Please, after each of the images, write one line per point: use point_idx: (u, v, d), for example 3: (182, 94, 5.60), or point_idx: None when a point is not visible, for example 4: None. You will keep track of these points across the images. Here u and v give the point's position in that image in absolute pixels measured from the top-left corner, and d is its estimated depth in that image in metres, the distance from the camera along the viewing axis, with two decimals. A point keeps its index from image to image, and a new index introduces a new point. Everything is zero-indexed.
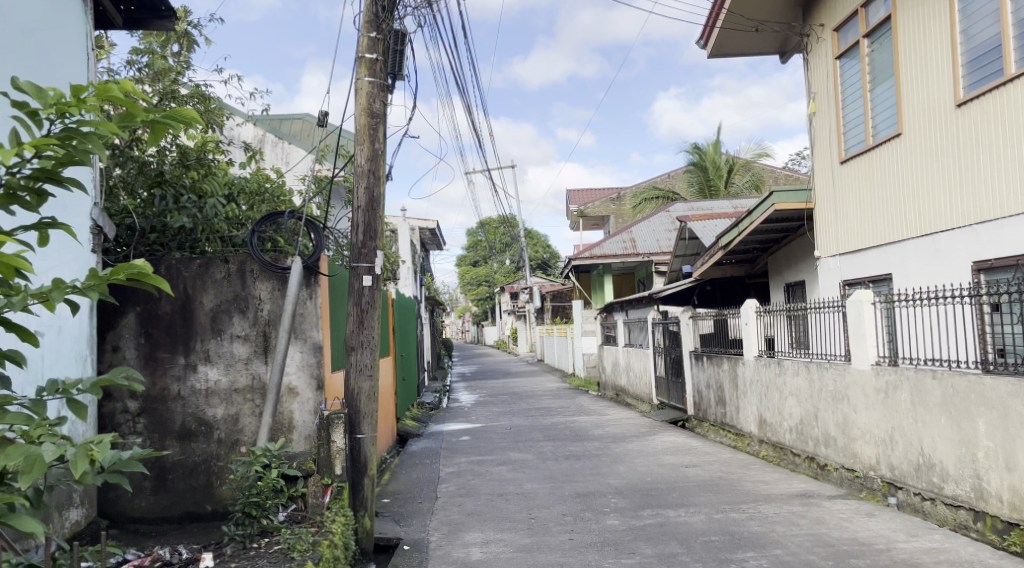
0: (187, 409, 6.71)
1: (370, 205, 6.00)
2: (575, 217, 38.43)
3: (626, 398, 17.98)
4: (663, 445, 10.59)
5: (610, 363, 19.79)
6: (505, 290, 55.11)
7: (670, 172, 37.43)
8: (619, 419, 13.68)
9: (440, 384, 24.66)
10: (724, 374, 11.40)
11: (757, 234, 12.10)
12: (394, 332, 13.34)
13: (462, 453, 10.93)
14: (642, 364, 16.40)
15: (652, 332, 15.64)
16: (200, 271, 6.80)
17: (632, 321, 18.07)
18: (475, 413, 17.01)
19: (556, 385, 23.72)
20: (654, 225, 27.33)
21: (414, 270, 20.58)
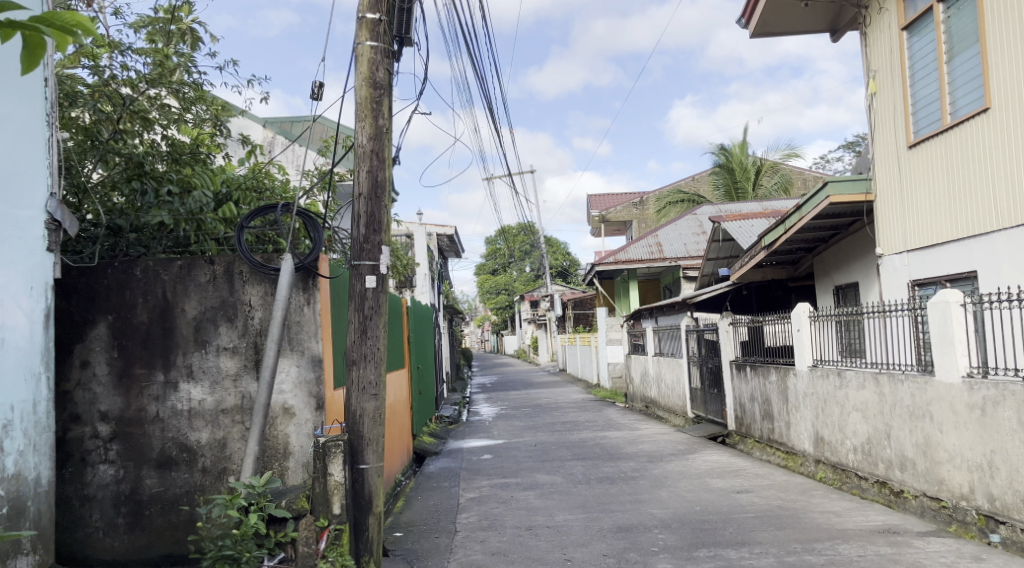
0: (166, 434, 5.80)
1: (374, 191, 5.09)
2: (597, 223, 37.42)
3: (657, 410, 16.94)
4: (707, 465, 9.55)
5: (639, 373, 18.76)
6: (525, 298, 54.20)
7: (695, 176, 36.39)
8: (653, 435, 12.65)
9: (459, 396, 23.69)
10: (772, 386, 10.35)
11: (804, 232, 11.06)
12: (410, 342, 12.43)
13: (484, 474, 9.97)
14: (674, 375, 15.35)
15: (686, 339, 14.59)
16: (181, 274, 5.91)
17: (662, 329, 17.03)
18: (497, 427, 16.04)
19: (581, 396, 22.71)
20: (681, 228, 26.28)
21: (431, 278, 19.68)
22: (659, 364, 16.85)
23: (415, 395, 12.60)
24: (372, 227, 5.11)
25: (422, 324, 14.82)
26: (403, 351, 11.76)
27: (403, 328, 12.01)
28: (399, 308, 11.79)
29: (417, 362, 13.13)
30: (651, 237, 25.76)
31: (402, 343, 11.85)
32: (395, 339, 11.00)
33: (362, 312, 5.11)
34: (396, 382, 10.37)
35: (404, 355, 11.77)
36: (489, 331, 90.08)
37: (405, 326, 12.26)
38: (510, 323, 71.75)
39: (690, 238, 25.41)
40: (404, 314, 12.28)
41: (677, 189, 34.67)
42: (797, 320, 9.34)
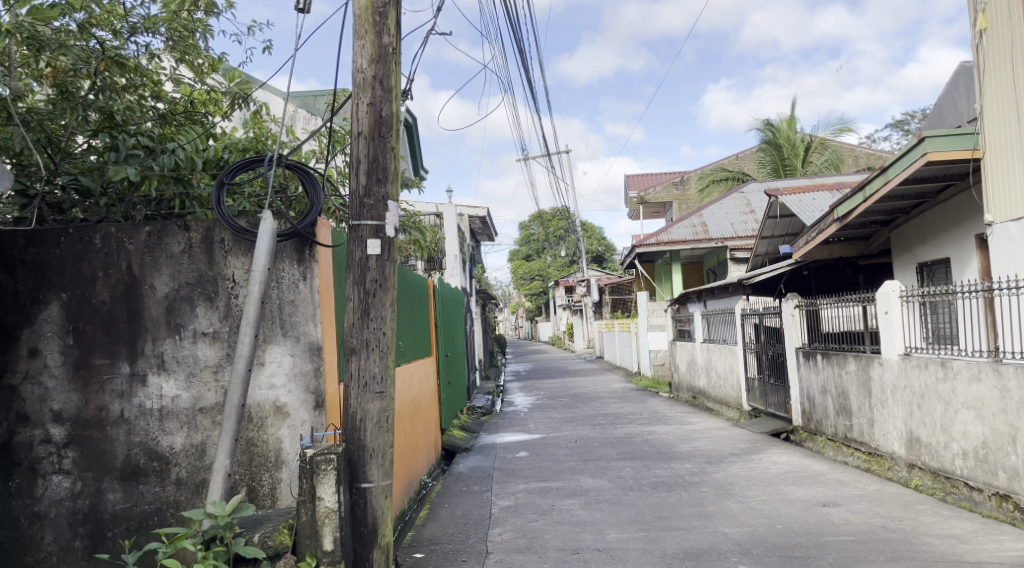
0: (133, 438, 4.73)
1: (378, 130, 3.94)
2: (635, 204, 35.95)
3: (706, 401, 15.68)
4: (778, 469, 8.29)
5: (685, 361, 17.49)
6: (560, 284, 53.02)
7: (739, 154, 34.73)
8: (708, 430, 11.40)
9: (493, 385, 22.60)
10: (848, 378, 9.04)
11: (884, 201, 9.66)
12: (437, 327, 11.29)
13: (520, 476, 8.86)
14: (727, 363, 14.06)
15: (741, 324, 13.27)
16: (150, 243, 4.81)
17: (711, 315, 15.70)
18: (533, 419, 14.93)
19: (621, 385, 21.51)
20: (727, 207, 24.80)
21: (462, 260, 18.59)
22: (710, 352, 15.54)
23: (444, 383, 11.50)
24: (376, 176, 3.96)
25: (452, 307, 13.66)
26: (428, 337, 10.60)
27: (428, 311, 10.86)
28: (424, 289, 10.65)
29: (446, 348, 12.03)
30: (695, 216, 24.31)
31: (428, 327, 10.70)
32: (419, 325, 9.88)
33: (365, 287, 3.96)
34: (419, 371, 9.27)
35: (429, 341, 10.62)
36: (523, 318, 89.04)
37: (431, 307, 11.09)
38: (544, 309, 70.56)
39: (737, 217, 23.92)
40: (430, 295, 11.12)
41: (720, 167, 33.06)
42: (884, 301, 7.99)
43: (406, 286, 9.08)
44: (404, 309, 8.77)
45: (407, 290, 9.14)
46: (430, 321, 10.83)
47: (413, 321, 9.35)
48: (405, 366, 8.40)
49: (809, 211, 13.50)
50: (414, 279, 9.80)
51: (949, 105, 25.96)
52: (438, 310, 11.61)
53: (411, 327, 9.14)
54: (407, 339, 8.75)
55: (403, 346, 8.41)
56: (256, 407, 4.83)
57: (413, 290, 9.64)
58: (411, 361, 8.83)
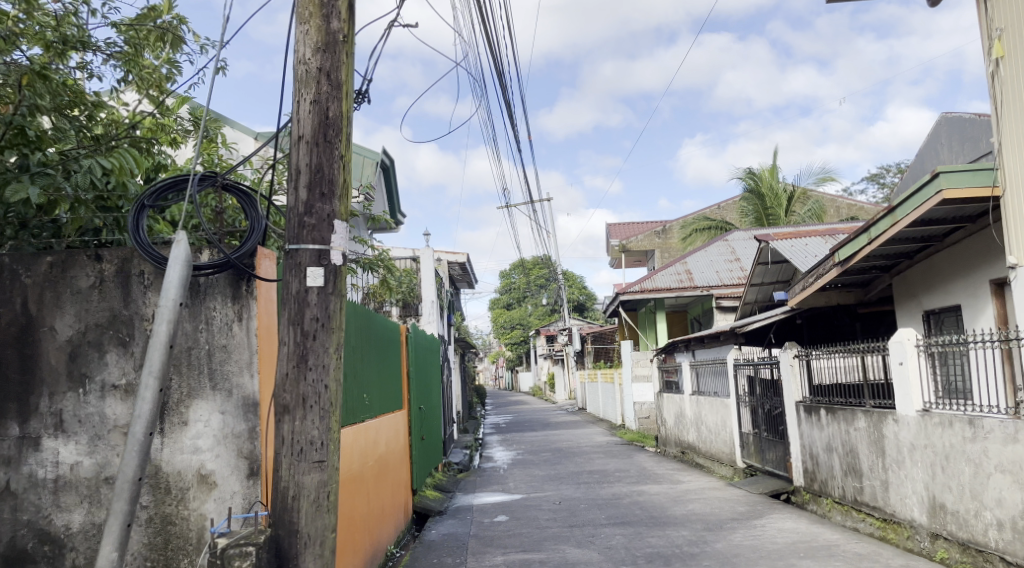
0: (21, 516, 3.93)
1: (323, 135, 3.40)
2: (617, 253, 35.52)
3: (696, 457, 14.85)
4: (785, 538, 7.47)
5: (673, 414, 16.70)
6: (541, 333, 52.25)
7: (721, 203, 34.56)
8: (702, 491, 10.56)
9: (471, 438, 21.61)
10: (857, 436, 8.29)
11: (889, 244, 9.05)
12: (410, 376, 10.42)
13: (499, 545, 7.95)
14: (719, 417, 13.29)
15: (734, 375, 12.53)
16: (52, 275, 4.05)
17: (700, 366, 14.97)
18: (513, 476, 14.01)
19: (605, 439, 20.63)
20: (711, 254, 24.33)
21: (439, 307, 17.83)
22: (699, 404, 14.76)
23: (417, 439, 10.60)
24: (319, 190, 3.37)
25: (428, 355, 12.82)
26: (399, 389, 9.71)
27: (400, 359, 10.00)
28: (396, 335, 9.85)
29: (419, 400, 11.15)
30: (680, 263, 23.77)
31: (399, 377, 9.82)
32: (389, 375, 9.03)
33: (302, 329, 3.32)
34: (387, 426, 8.40)
35: (400, 393, 9.74)
36: (503, 367, 87.82)
37: (403, 353, 10.25)
38: (525, 359, 69.56)
39: (722, 265, 23.39)
40: (403, 341, 10.29)
41: (703, 216, 32.75)
42: (898, 351, 7.31)
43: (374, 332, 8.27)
44: (371, 355, 7.93)
45: (377, 336, 8.33)
46: (401, 371, 9.96)
47: (382, 371, 8.53)
48: (371, 422, 7.54)
49: (804, 256, 12.98)
50: (385, 324, 8.98)
51: (931, 155, 25.84)
52: (411, 358, 10.76)
53: (380, 377, 8.29)
54: (373, 389, 7.89)
55: (368, 399, 7.56)
56: (177, 477, 3.96)
57: (384, 338, 8.81)
58: (377, 417, 7.96)
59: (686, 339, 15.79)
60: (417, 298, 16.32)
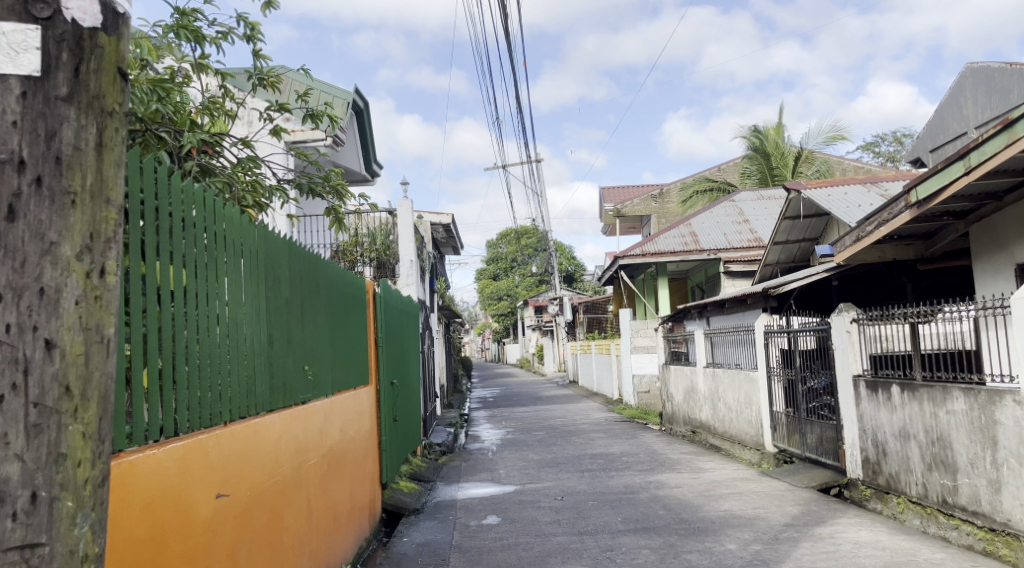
0: None
1: None
2: (611, 219, 33.65)
3: (711, 438, 13.11)
4: (868, 557, 5.65)
5: (683, 389, 14.94)
6: (530, 303, 50.58)
7: (721, 166, 32.64)
8: (734, 483, 8.73)
9: (456, 414, 19.81)
10: (948, 421, 6.46)
11: (984, 179, 7.14)
12: (379, 344, 8.47)
13: (491, 563, 6.10)
14: (745, 393, 11.49)
15: (765, 344, 10.68)
16: None
17: (716, 335, 13.10)
18: (503, 459, 12.25)
19: (602, 415, 18.92)
20: (718, 215, 22.42)
21: (421, 269, 15.88)
22: (717, 379, 12.91)
23: (387, 419, 8.70)
24: None
25: (404, 321, 10.85)
26: (363, 359, 7.78)
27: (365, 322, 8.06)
28: (361, 291, 7.89)
29: (391, 373, 9.19)
30: (683, 225, 21.82)
31: (364, 345, 7.86)
32: (350, 337, 7.13)
33: None
34: (346, 405, 6.49)
35: (365, 364, 7.82)
36: (490, 339, 86.03)
37: (370, 313, 8.33)
38: (512, 330, 67.76)
39: (730, 227, 21.49)
40: (370, 300, 8.33)
41: (704, 178, 30.82)
42: None
43: (328, 283, 6.31)
44: (322, 313, 6.01)
45: (331, 289, 6.39)
46: (366, 337, 8.02)
47: (338, 336, 6.60)
48: (319, 401, 5.63)
49: (845, 205, 11.14)
50: (348, 275, 7.04)
51: (953, 110, 23.95)
52: (383, 321, 8.79)
53: (334, 342, 6.37)
54: (323, 351, 5.96)
55: (316, 368, 5.67)
56: None
57: (342, 293, 6.88)
58: (329, 395, 6.07)
59: (696, 305, 13.88)
60: (393, 257, 14.29)
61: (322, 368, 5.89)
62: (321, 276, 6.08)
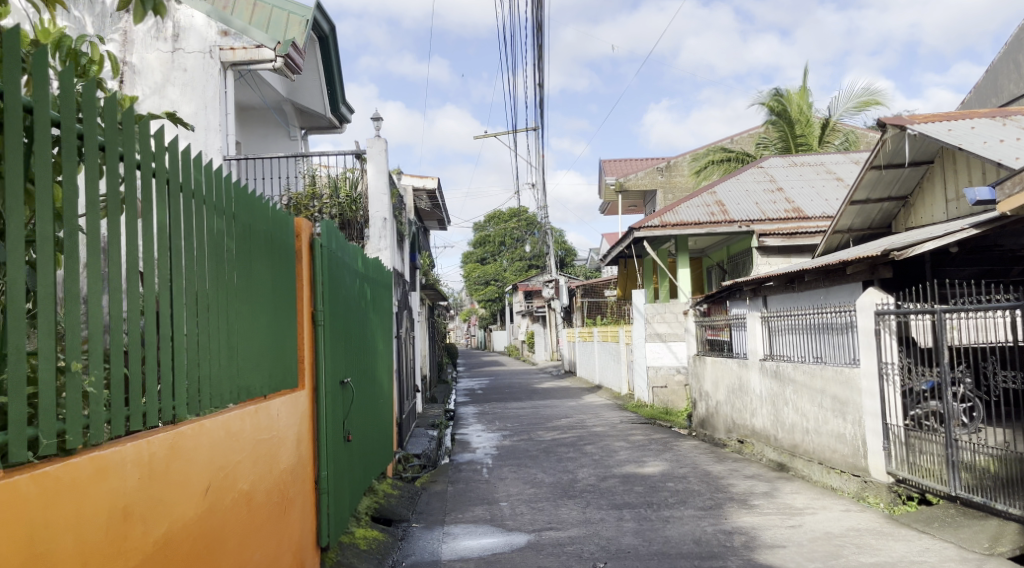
0: None
1: None
2: (613, 194, 30.62)
3: (772, 453, 10.10)
4: None
5: (727, 387, 11.90)
6: (519, 288, 47.61)
7: (736, 136, 29.61)
8: (869, 544, 5.67)
9: (441, 411, 16.76)
10: None
11: None
12: (318, 321, 5.25)
13: None
14: (832, 398, 8.49)
15: (875, 330, 7.56)
16: None
17: (782, 321, 9.99)
18: (501, 478, 9.22)
19: (615, 414, 15.93)
20: (747, 182, 19.37)
21: (398, 234, 12.72)
22: (783, 377, 9.84)
23: (336, 436, 5.58)
24: None
25: (369, 291, 7.58)
26: (281, 347, 4.58)
27: (290, 283, 4.83)
28: (281, 229, 4.70)
29: (343, 366, 5.96)
30: (707, 194, 18.76)
31: (284, 321, 4.63)
32: (254, 307, 4.02)
33: None
34: (226, 432, 3.35)
35: (286, 355, 4.63)
36: (477, 326, 82.82)
37: (307, 269, 5.13)
38: (499, 316, 64.64)
39: (761, 196, 18.43)
40: (305, 249, 5.11)
41: (717, 148, 27.77)
42: None
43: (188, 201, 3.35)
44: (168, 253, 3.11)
45: (201, 210, 3.45)
46: (290, 310, 4.80)
47: (225, 297, 3.65)
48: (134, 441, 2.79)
49: (978, 141, 8.09)
50: (239, 195, 3.94)
51: (1009, 68, 20.94)
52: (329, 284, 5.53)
53: (204, 318, 3.38)
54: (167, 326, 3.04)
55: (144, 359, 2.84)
56: None
57: (238, 226, 3.89)
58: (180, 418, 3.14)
59: (749, 282, 10.76)
60: (361, 214, 10.97)
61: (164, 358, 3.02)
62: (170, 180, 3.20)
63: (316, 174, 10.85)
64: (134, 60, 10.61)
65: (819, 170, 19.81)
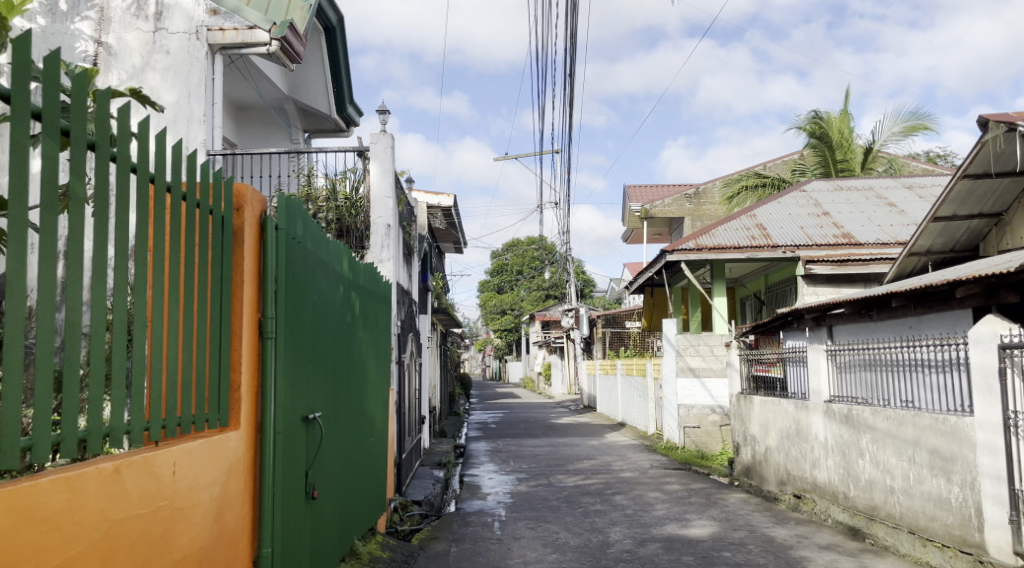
0: None
1: None
2: (638, 221, 29.15)
3: (840, 515, 8.40)
4: None
5: (781, 432, 10.23)
6: (536, 317, 46.08)
7: (769, 161, 28.13)
8: None
9: (450, 447, 15.16)
10: None
11: None
12: (266, 332, 3.63)
13: None
14: (929, 453, 6.84)
15: (999, 369, 5.93)
16: None
17: (855, 355, 8.36)
18: (516, 537, 7.63)
19: (644, 457, 14.27)
20: (789, 205, 17.84)
21: (406, 245, 11.26)
22: (856, 423, 8.19)
23: (293, 491, 4.01)
24: None
25: (357, 301, 6.00)
26: (195, 368, 3.05)
27: (218, 276, 3.26)
28: (212, 196, 3.24)
29: (310, 395, 4.33)
30: (746, 216, 17.22)
31: (201, 329, 3.10)
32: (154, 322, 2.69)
33: None
34: (27, 514, 1.86)
35: (203, 379, 3.09)
36: (492, 357, 80.97)
37: (253, 257, 3.56)
38: (516, 346, 62.90)
39: (807, 220, 16.86)
40: (250, 227, 3.54)
41: (750, 173, 26.26)
42: None
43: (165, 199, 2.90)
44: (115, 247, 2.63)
45: (166, 201, 2.86)
46: (216, 315, 3.23)
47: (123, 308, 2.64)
48: None
49: None
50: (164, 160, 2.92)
51: None
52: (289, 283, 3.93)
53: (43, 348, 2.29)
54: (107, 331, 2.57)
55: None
56: None
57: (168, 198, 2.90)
58: (107, 442, 2.61)
59: (811, 309, 9.14)
60: (362, 220, 9.42)
61: (88, 368, 2.50)
62: (92, 143, 2.55)
63: (311, 173, 9.46)
64: (110, 40, 9.10)
65: (868, 195, 18.22)
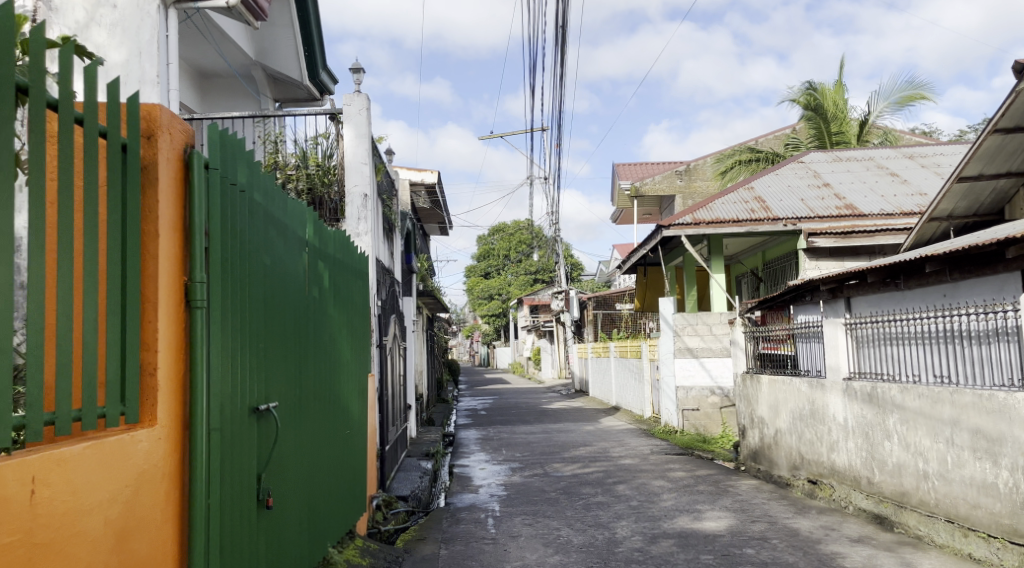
0: None
1: None
2: (629, 200, 28.37)
3: (864, 502, 7.70)
4: None
5: (793, 413, 9.52)
6: (525, 302, 45.32)
7: (762, 136, 27.39)
8: None
9: (439, 437, 14.40)
10: None
11: None
12: (194, 302, 2.83)
13: None
14: (971, 434, 6.13)
15: None
16: None
17: (879, 327, 7.62)
18: (512, 536, 6.87)
19: (643, 443, 13.57)
20: (788, 176, 17.13)
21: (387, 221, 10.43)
22: (882, 403, 7.47)
23: (240, 499, 3.23)
24: None
25: (325, 273, 5.20)
26: (82, 345, 2.28)
27: (120, 224, 2.47)
28: (104, 118, 2.42)
29: (260, 380, 3.53)
30: (744, 188, 16.51)
31: (91, 293, 2.31)
32: None
33: None
34: None
35: (94, 360, 2.31)
36: (480, 343, 80.26)
37: (175, 203, 2.76)
38: (504, 331, 62.21)
39: (807, 192, 16.14)
40: (168, 164, 2.72)
41: (743, 148, 25.51)
42: None
43: (71, 133, 2.28)
44: None
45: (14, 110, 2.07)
46: (118, 276, 2.44)
47: None
48: None
49: None
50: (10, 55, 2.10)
51: None
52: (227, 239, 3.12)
53: None
54: None
55: None
56: None
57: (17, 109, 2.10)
58: None
59: (826, 280, 8.39)
60: (337, 189, 8.62)
61: None
62: None
63: (279, 138, 8.62)
64: None
65: (869, 165, 17.53)
